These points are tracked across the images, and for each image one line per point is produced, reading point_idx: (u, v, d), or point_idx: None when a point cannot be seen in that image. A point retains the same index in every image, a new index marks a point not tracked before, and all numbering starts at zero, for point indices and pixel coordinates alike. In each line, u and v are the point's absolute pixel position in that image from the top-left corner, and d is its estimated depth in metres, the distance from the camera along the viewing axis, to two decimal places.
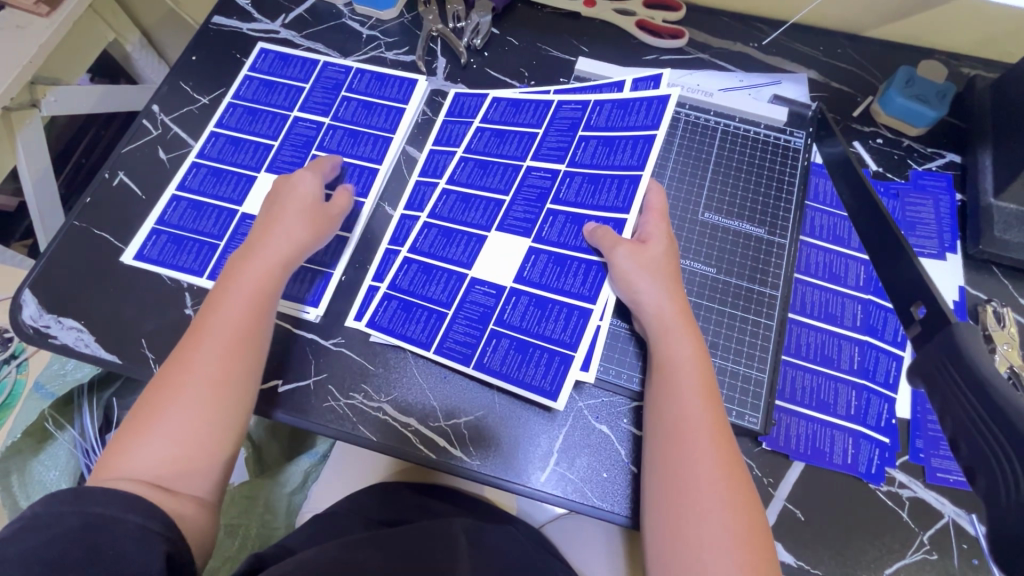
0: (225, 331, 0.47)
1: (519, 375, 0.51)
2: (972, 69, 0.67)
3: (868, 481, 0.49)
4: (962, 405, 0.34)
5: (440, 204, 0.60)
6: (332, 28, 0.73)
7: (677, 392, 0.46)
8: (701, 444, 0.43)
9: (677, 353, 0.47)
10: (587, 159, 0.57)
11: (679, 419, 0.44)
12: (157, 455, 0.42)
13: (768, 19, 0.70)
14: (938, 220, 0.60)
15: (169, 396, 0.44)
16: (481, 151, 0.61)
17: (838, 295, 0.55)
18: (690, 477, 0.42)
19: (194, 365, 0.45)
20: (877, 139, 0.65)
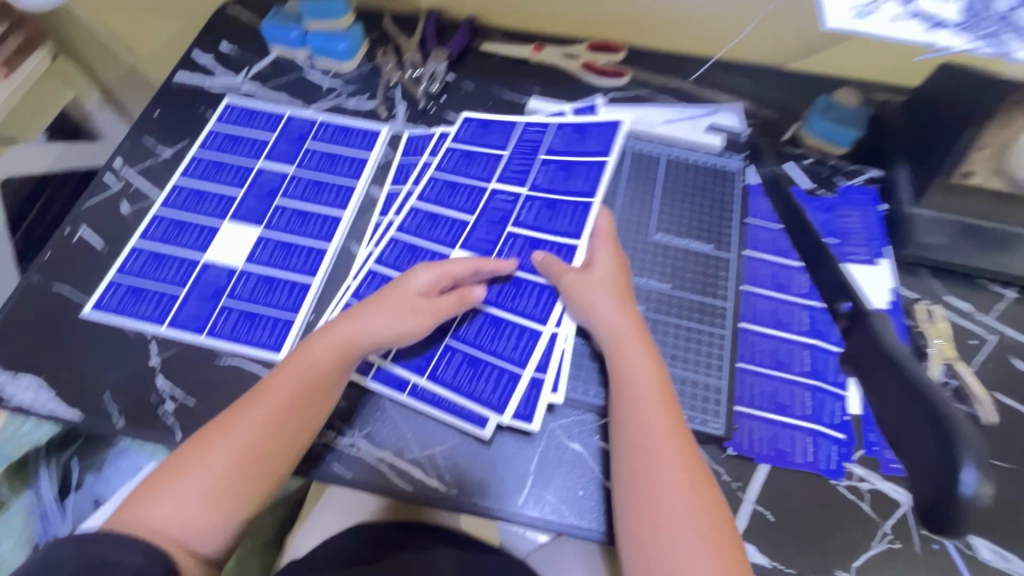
0: (263, 411, 0.49)
1: (469, 389, 0.53)
2: (885, 95, 0.73)
3: (829, 477, 0.52)
4: (885, 388, 0.38)
5: (408, 221, 0.62)
6: (293, 80, 0.76)
7: (640, 403, 0.48)
8: (666, 455, 0.45)
9: (636, 370, 0.49)
10: (546, 184, 0.61)
11: (643, 427, 0.46)
12: (173, 514, 0.45)
13: (701, 57, 0.77)
14: (867, 230, 0.66)
15: (191, 469, 0.46)
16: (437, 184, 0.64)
17: (785, 303, 0.59)
18: (656, 486, 0.44)
19: (220, 440, 0.47)
20: (807, 159, 0.71)
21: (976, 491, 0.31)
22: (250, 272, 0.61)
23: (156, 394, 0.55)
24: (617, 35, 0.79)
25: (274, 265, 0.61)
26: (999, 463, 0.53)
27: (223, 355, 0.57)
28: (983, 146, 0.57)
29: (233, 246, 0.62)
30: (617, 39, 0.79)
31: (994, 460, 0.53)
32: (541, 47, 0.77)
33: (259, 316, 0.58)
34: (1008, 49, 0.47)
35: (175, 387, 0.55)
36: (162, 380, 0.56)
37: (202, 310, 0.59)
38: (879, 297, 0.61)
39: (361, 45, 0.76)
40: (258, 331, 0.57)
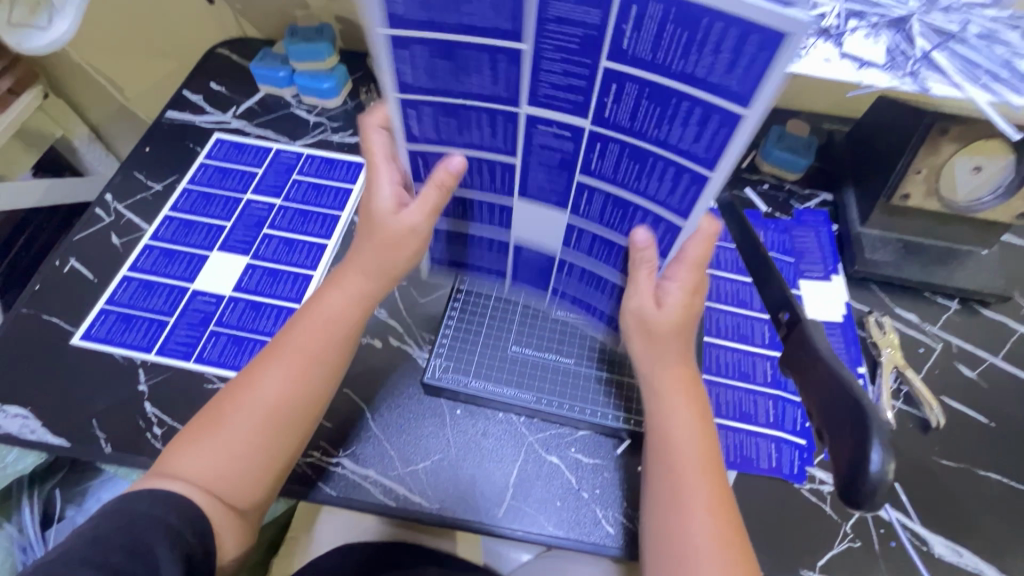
0: (296, 352, 0.48)
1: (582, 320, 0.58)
2: (830, 125, 0.80)
3: (793, 481, 0.54)
4: (816, 384, 0.41)
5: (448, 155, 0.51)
6: (281, 116, 0.80)
7: (677, 438, 0.47)
8: (698, 492, 0.45)
9: (673, 415, 0.48)
10: (646, 52, 0.34)
11: (680, 461, 0.46)
12: (211, 466, 0.45)
13: None
14: (821, 248, 0.71)
15: (229, 411, 0.46)
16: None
17: (747, 317, 0.63)
18: (688, 521, 0.44)
19: (258, 387, 0.47)
20: (764, 185, 0.76)
21: (883, 468, 0.35)
22: (237, 299, 0.63)
23: (144, 420, 0.56)
24: None
25: (262, 292, 0.64)
26: (948, 462, 0.57)
27: (211, 380, 0.59)
28: (920, 170, 0.62)
29: (221, 274, 0.65)
30: None
31: (944, 460, 0.57)
32: None
33: (248, 342, 0.60)
34: (927, 84, 0.52)
35: (162, 412, 0.57)
36: (149, 405, 0.57)
37: (191, 336, 0.61)
38: (834, 310, 0.66)
39: (347, 84, 0.81)
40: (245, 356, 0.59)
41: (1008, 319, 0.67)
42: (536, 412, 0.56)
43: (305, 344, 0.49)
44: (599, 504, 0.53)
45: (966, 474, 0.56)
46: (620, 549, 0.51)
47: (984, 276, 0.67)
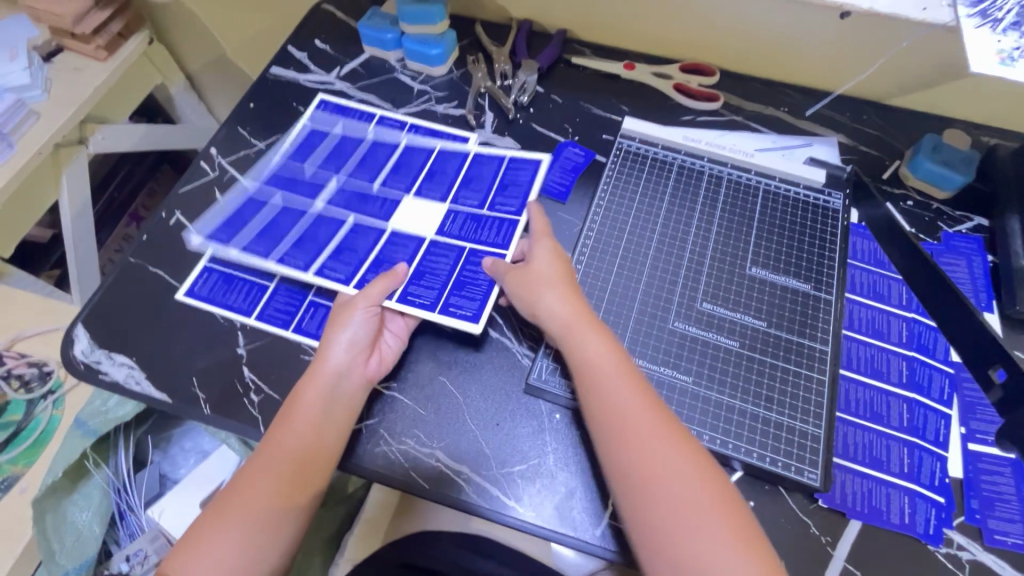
0: (293, 434, 0.50)
1: (477, 236, 0.62)
2: (993, 139, 0.70)
3: (927, 542, 0.49)
4: None
5: (452, 223, 0.63)
6: (385, 82, 0.77)
7: (614, 403, 0.48)
8: (672, 465, 0.45)
9: (612, 382, 0.48)
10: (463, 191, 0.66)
11: (626, 429, 0.46)
12: (230, 550, 0.46)
13: (796, 87, 0.76)
14: (972, 281, 0.62)
15: (239, 501, 0.48)
16: (488, 186, 0.66)
17: (883, 351, 0.57)
18: (668, 491, 0.44)
19: (261, 476, 0.48)
20: (908, 201, 0.68)
21: None
22: None
23: (243, 385, 0.56)
24: (711, 59, 0.78)
25: None
26: None
27: (308, 351, 0.57)
28: None
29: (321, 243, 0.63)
30: (710, 61, 0.78)
31: None
32: (633, 65, 0.77)
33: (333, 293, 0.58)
34: None
35: (260, 379, 0.56)
36: (248, 370, 0.57)
37: (293, 301, 0.60)
38: None
39: (453, 52, 0.77)
40: None
41: None
42: None
43: (290, 443, 0.49)
44: None
45: None
46: None
47: None
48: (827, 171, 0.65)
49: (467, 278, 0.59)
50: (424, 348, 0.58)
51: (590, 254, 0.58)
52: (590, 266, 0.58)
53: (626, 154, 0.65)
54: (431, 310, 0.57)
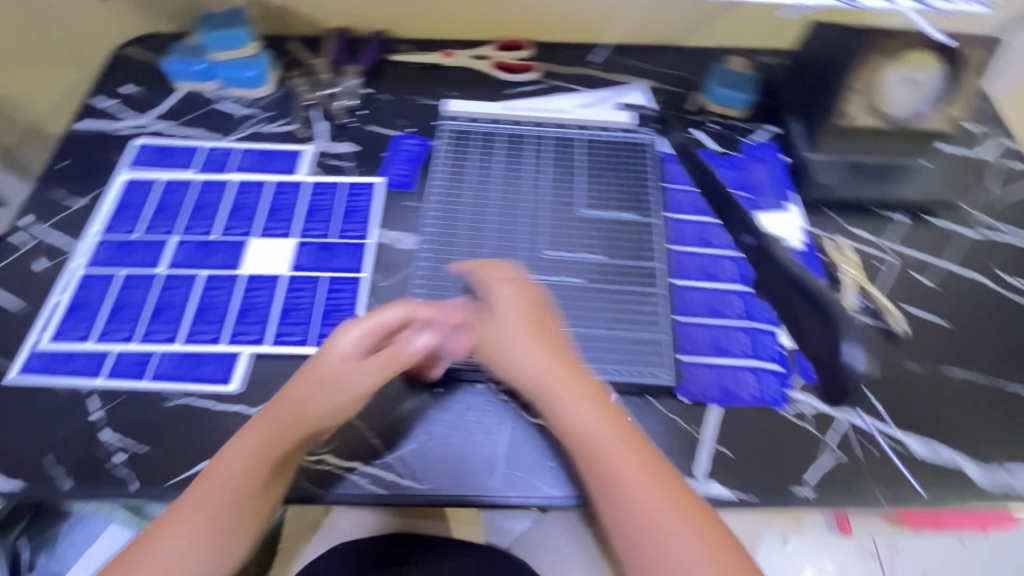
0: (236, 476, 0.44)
1: (329, 264, 0.62)
2: (769, 59, 0.81)
3: (774, 406, 0.56)
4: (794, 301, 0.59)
5: (303, 257, 0.62)
6: (207, 113, 0.75)
7: (586, 433, 0.45)
8: (635, 486, 0.43)
9: (575, 417, 0.46)
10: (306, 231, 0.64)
11: (596, 454, 0.45)
12: (176, 553, 0.42)
13: (602, 45, 0.83)
14: (773, 181, 0.71)
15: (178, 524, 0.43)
16: (330, 215, 0.65)
17: (712, 256, 0.64)
18: (635, 502, 0.43)
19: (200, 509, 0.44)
20: (712, 125, 0.76)
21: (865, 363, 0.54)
22: (184, 313, 0.58)
23: (105, 449, 0.52)
24: (522, 33, 0.83)
25: (211, 301, 0.59)
26: (914, 367, 0.59)
27: (171, 396, 0.55)
28: (857, 89, 0.65)
29: (163, 287, 0.60)
30: (522, 35, 0.83)
31: (909, 365, 0.59)
32: (451, 52, 0.81)
33: (200, 352, 0.56)
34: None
35: (123, 438, 0.53)
36: (108, 432, 0.53)
37: (143, 350, 0.56)
38: (795, 238, 0.67)
39: (272, 70, 0.77)
40: (206, 366, 0.56)
41: (954, 225, 0.69)
42: None
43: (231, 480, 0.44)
44: None
45: (931, 375, 0.59)
46: None
47: (923, 189, 0.70)
48: (632, 112, 0.73)
49: (331, 305, 0.60)
50: (294, 361, 0.57)
51: (434, 232, 0.61)
52: (436, 243, 0.60)
53: (452, 134, 0.69)
54: (303, 344, 0.57)
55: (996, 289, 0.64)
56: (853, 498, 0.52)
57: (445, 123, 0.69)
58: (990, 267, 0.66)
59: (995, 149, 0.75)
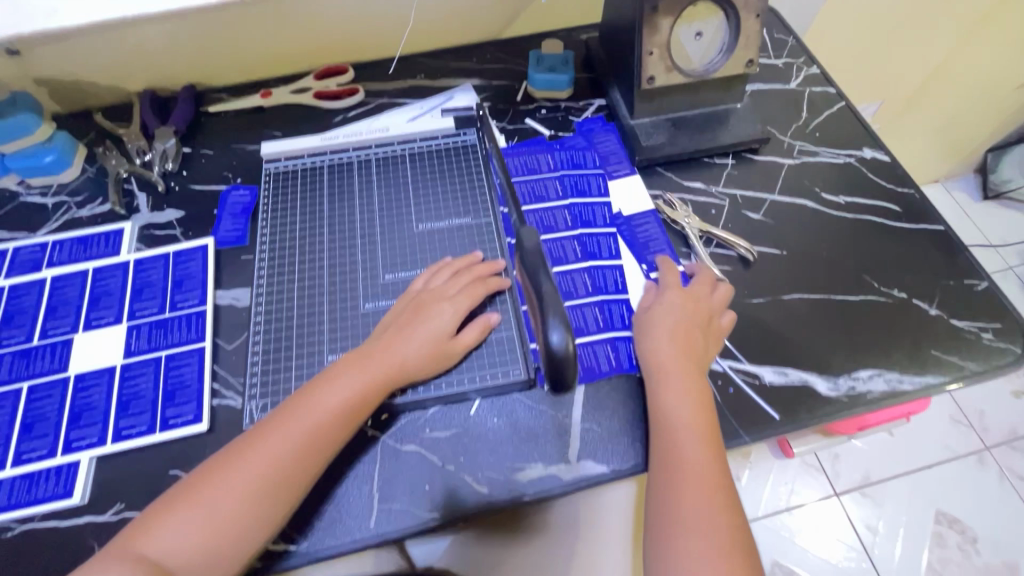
0: (271, 459, 0.47)
1: (167, 341, 0.59)
2: (586, 35, 0.83)
3: (633, 371, 0.58)
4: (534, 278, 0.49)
5: (135, 340, 0.59)
6: (12, 210, 0.70)
7: (674, 426, 0.51)
8: (699, 466, 0.48)
9: (673, 396, 0.52)
10: (138, 313, 0.61)
11: (675, 461, 0.49)
12: (178, 547, 0.44)
13: (424, 53, 0.83)
14: (606, 152, 0.73)
15: (201, 493, 0.46)
16: (161, 289, 0.62)
17: (556, 240, 0.65)
18: (682, 509, 0.47)
19: (220, 488, 0.46)
20: (542, 110, 0.77)
21: (563, 347, 0.45)
22: (11, 433, 0.54)
23: None
24: (340, 58, 0.81)
25: (40, 412, 0.55)
26: (758, 299, 0.63)
27: (8, 527, 0.50)
28: (652, 51, 0.65)
29: None
30: (341, 59, 0.82)
31: (753, 299, 0.63)
32: (270, 91, 0.78)
33: (33, 471, 0.52)
34: None
35: None
36: None
37: None
38: (634, 204, 0.69)
39: (75, 151, 0.72)
40: (44, 484, 0.52)
41: (777, 158, 0.73)
42: (384, 408, 0.55)
43: (266, 456, 0.47)
44: (466, 470, 0.53)
45: (774, 305, 0.62)
46: (499, 503, 0.52)
47: (745, 127, 0.72)
48: (455, 115, 0.73)
49: (174, 385, 0.56)
50: (144, 452, 0.54)
51: (269, 281, 0.61)
52: (271, 292, 0.61)
53: (276, 177, 0.69)
54: (150, 433, 0.54)
55: (820, 209, 0.69)
56: None
57: (271, 167, 0.70)
58: (813, 190, 0.70)
59: (803, 78, 0.80)
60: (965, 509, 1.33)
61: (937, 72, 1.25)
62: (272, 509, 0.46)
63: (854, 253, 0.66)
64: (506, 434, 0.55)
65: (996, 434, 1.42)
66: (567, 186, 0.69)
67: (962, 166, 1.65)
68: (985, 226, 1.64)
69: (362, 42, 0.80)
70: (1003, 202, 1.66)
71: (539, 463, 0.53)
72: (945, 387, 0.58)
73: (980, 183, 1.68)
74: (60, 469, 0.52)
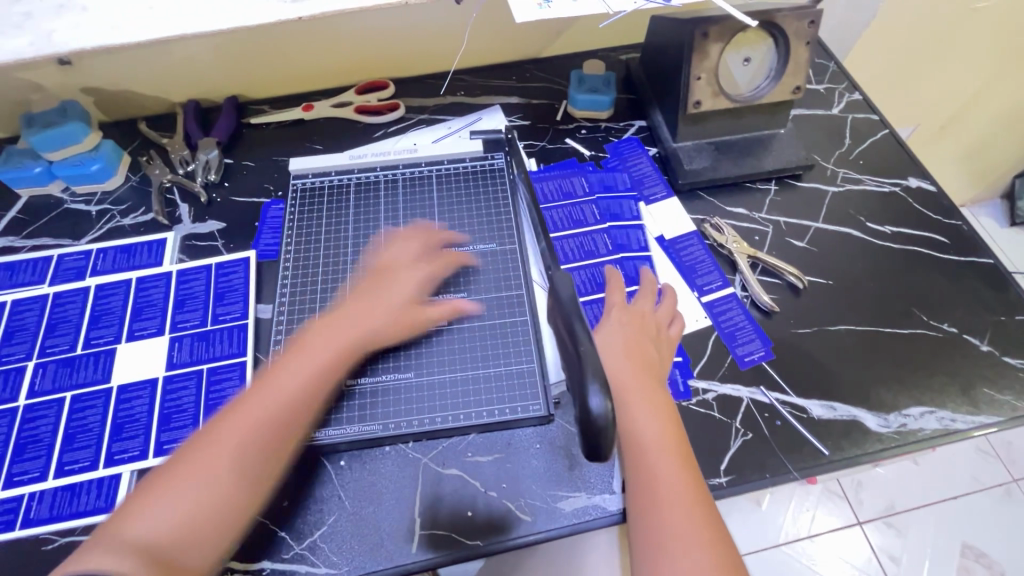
0: (269, 404, 0.46)
1: (209, 354, 0.59)
2: (625, 56, 0.84)
3: (680, 400, 0.57)
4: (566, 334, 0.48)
5: (177, 352, 0.59)
6: (56, 217, 0.70)
7: (641, 442, 0.49)
8: (671, 487, 0.46)
9: (639, 417, 0.50)
10: (180, 326, 0.61)
11: (658, 494, 0.46)
12: (161, 521, 0.40)
13: (464, 70, 0.83)
14: (646, 174, 0.72)
15: (183, 469, 0.43)
16: (203, 301, 0.62)
17: (596, 264, 0.65)
18: (673, 544, 0.43)
19: (211, 446, 0.44)
20: (582, 130, 0.77)
21: (603, 405, 0.42)
22: (53, 444, 0.54)
23: None
24: (382, 73, 0.82)
25: (82, 424, 0.55)
26: (803, 330, 0.62)
27: (48, 540, 0.50)
28: (700, 76, 0.65)
29: (26, 421, 0.55)
30: (382, 75, 0.82)
31: (799, 329, 0.62)
32: (311, 105, 0.79)
33: (75, 482, 0.52)
34: None
35: None
36: None
37: (10, 495, 0.51)
38: (677, 227, 0.68)
39: (120, 159, 0.73)
40: (85, 497, 0.51)
41: (820, 185, 0.72)
42: (420, 434, 0.54)
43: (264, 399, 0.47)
44: (508, 497, 0.52)
45: (820, 336, 0.61)
46: (543, 532, 0.51)
47: (789, 153, 0.72)
48: (484, 138, 0.73)
49: (216, 400, 0.56)
50: None
51: (292, 299, 0.61)
52: (294, 311, 0.61)
53: (302, 193, 0.69)
54: None
55: (866, 239, 0.68)
56: (764, 473, 0.53)
57: (296, 183, 0.70)
58: (858, 218, 0.69)
59: (846, 105, 0.80)
60: (994, 544, 1.29)
61: (971, 99, 1.24)
62: (261, 466, 0.45)
63: (902, 285, 0.64)
64: (548, 463, 0.54)
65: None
66: (603, 210, 0.69)
67: (989, 192, 1.63)
68: (1012, 254, 1.62)
69: (404, 59, 0.80)
70: None
71: (582, 492, 0.53)
72: (999, 428, 0.56)
73: (1007, 210, 1.65)
74: (103, 483, 0.52)
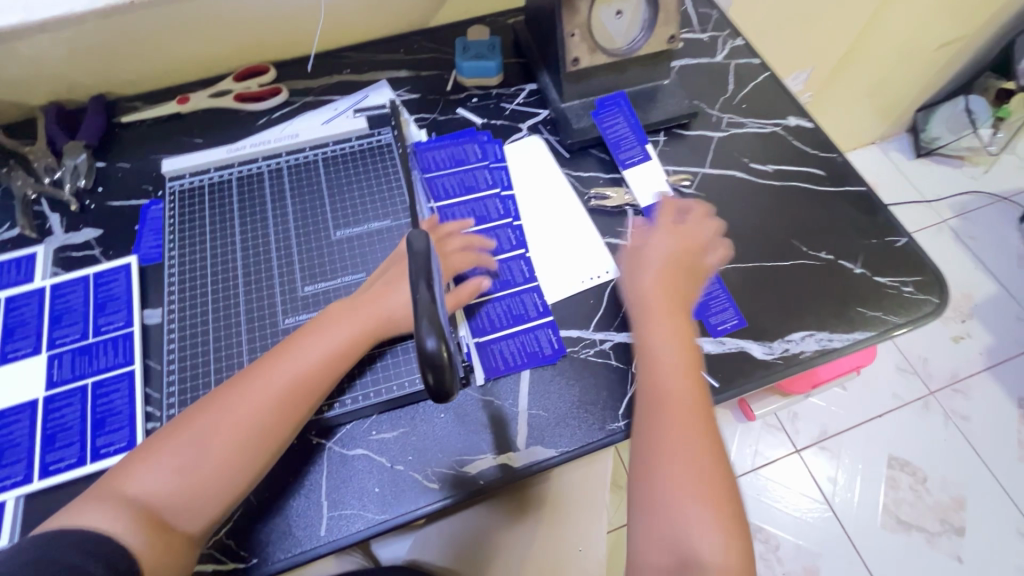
0: (242, 407, 0.47)
1: (92, 368, 0.56)
2: (513, 20, 0.83)
3: (563, 353, 0.58)
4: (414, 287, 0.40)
5: (58, 369, 0.56)
6: None
7: (655, 360, 0.53)
8: (673, 416, 0.50)
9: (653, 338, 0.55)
10: (60, 343, 0.58)
11: (666, 418, 0.50)
12: (160, 483, 0.44)
13: (349, 47, 0.81)
14: (631, 131, 0.71)
15: (189, 436, 0.46)
16: (83, 313, 0.59)
17: (489, 230, 0.65)
18: (674, 462, 0.48)
19: (212, 426, 0.46)
20: (473, 99, 0.76)
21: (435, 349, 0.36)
22: None
23: None
24: (261, 57, 0.78)
25: None
26: None
27: None
28: (574, 33, 0.65)
29: None
30: (262, 58, 0.79)
31: None
32: (187, 97, 0.75)
33: None
34: None
35: None
36: None
37: None
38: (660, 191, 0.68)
39: None
40: None
41: (706, 131, 0.74)
42: (322, 421, 0.54)
43: (233, 405, 0.47)
44: (415, 469, 0.53)
45: None
46: (452, 496, 0.52)
47: (673, 103, 0.73)
48: (368, 115, 0.71)
49: (103, 413, 0.54)
50: (76, 485, 0.52)
51: (182, 301, 0.59)
52: (185, 316, 0.58)
53: (182, 194, 0.65)
54: (80, 465, 0.52)
55: (749, 179, 0.70)
56: None
57: (175, 180, 0.66)
58: (742, 160, 0.72)
59: (729, 51, 0.81)
60: (915, 452, 1.41)
61: (862, 39, 1.29)
62: (262, 454, 0.47)
63: (783, 218, 0.68)
64: (454, 430, 0.55)
65: (939, 380, 1.49)
66: (494, 177, 0.68)
67: (897, 127, 1.72)
68: (920, 183, 1.71)
69: (282, 39, 0.77)
70: (935, 158, 1.74)
71: (489, 453, 0.54)
72: (871, 342, 0.60)
73: (913, 142, 1.75)
74: None
